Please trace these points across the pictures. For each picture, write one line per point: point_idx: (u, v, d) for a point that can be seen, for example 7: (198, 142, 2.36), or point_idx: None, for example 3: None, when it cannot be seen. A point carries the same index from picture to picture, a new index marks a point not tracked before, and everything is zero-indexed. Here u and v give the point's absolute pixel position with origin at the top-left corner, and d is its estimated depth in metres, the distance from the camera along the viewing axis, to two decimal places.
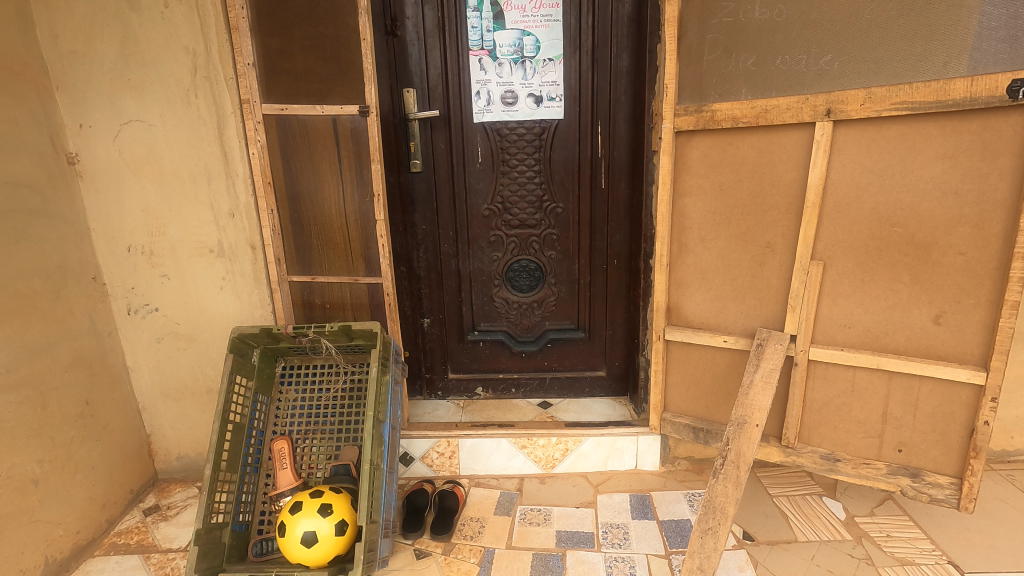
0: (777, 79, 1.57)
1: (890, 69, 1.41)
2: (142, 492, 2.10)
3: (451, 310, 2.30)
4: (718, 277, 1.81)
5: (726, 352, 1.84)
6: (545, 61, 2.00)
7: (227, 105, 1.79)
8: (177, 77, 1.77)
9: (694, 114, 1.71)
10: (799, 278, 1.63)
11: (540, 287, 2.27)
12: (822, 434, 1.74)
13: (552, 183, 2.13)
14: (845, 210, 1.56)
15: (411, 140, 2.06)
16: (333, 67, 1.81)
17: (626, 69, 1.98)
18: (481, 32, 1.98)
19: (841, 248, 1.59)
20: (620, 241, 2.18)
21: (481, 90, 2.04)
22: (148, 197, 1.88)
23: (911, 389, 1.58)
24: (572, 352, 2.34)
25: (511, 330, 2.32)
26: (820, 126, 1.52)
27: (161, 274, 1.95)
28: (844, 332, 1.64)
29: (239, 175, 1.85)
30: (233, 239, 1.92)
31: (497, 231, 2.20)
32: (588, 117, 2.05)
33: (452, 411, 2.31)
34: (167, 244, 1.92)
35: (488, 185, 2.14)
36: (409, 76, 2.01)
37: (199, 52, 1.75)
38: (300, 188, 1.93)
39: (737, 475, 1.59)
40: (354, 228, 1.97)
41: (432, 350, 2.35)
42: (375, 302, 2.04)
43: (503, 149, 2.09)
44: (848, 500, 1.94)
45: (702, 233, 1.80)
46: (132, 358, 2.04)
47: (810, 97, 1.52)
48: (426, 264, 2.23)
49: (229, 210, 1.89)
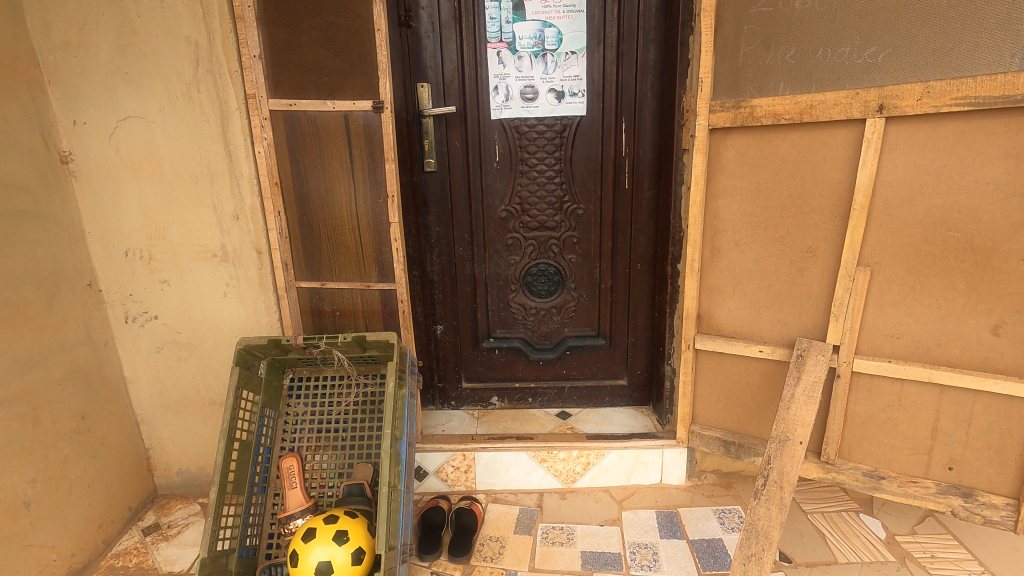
0: (821, 73, 1.47)
1: (950, 62, 1.31)
2: (140, 509, 1.99)
3: (466, 316, 2.18)
4: (752, 283, 1.71)
5: (761, 363, 1.75)
6: (568, 54, 1.89)
7: (232, 100, 1.68)
8: (177, 70, 1.66)
9: (731, 111, 1.61)
10: (843, 284, 1.54)
11: (559, 292, 2.15)
12: (865, 450, 1.64)
13: (574, 183, 2.02)
14: (895, 213, 1.46)
15: (425, 138, 1.96)
16: (344, 59, 1.67)
17: (654, 63, 1.88)
18: (500, 24, 1.87)
19: (890, 253, 1.49)
20: (644, 244, 2.07)
21: (499, 85, 1.93)
22: (147, 198, 1.77)
23: (965, 404, 1.49)
24: (592, 360, 2.23)
25: (527, 337, 2.21)
26: (870, 123, 1.42)
27: (161, 280, 1.85)
28: (891, 343, 1.54)
29: (245, 175, 1.74)
30: (238, 243, 1.81)
31: (514, 233, 2.09)
32: (612, 113, 1.94)
33: (467, 422, 2.20)
34: (167, 249, 1.82)
35: (506, 185, 2.03)
36: (423, 70, 1.91)
37: (202, 44, 1.63)
38: (309, 188, 1.78)
39: (781, 497, 1.48)
40: (366, 232, 1.81)
41: (445, 358, 2.23)
42: (388, 310, 1.88)
43: (522, 147, 1.98)
44: (885, 518, 1.84)
45: (736, 236, 1.71)
46: (130, 368, 1.94)
47: (860, 92, 1.42)
48: (440, 268, 2.12)
49: (233, 212, 1.78)
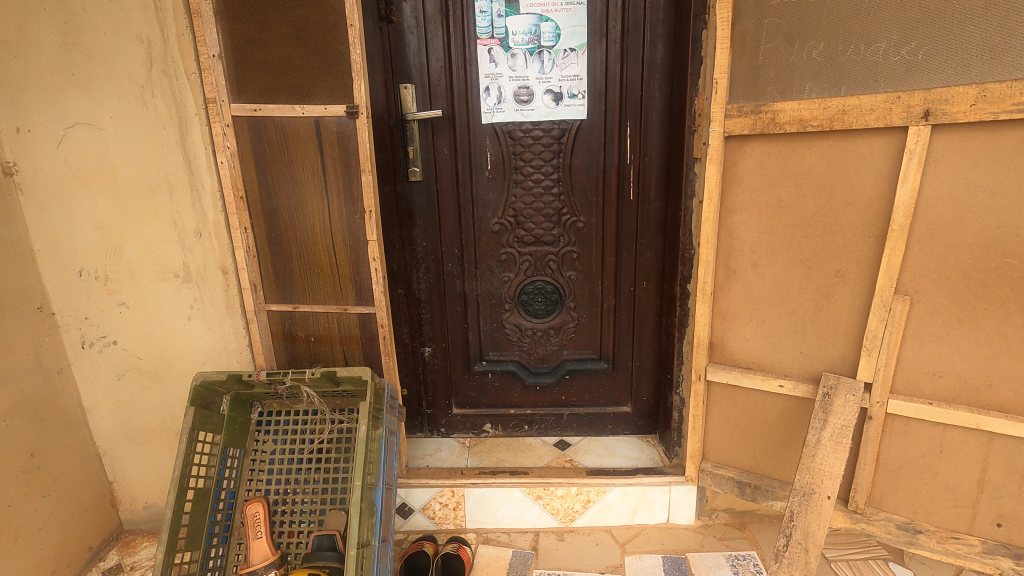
0: (855, 74, 1.28)
1: (1010, 61, 1.11)
2: (102, 548, 1.84)
3: (456, 337, 2.01)
4: (772, 309, 1.52)
5: (781, 398, 1.56)
6: (567, 52, 1.71)
7: (191, 105, 1.51)
8: (129, 72, 1.48)
9: (750, 116, 1.41)
10: (878, 315, 1.35)
11: (557, 312, 1.97)
12: (899, 499, 1.45)
13: (573, 193, 1.84)
14: (940, 235, 1.26)
15: (410, 145, 1.78)
16: (315, 59, 1.49)
17: (662, 61, 1.69)
18: (491, 18, 1.69)
19: (934, 281, 1.29)
20: (651, 260, 1.88)
21: (491, 85, 1.74)
22: (101, 214, 1.60)
23: (1017, 453, 1.30)
24: (593, 385, 2.05)
25: (523, 360, 2.03)
26: (913, 132, 1.23)
27: (119, 302, 1.68)
28: (932, 382, 1.35)
29: (207, 188, 1.57)
30: (201, 262, 1.64)
31: (508, 248, 1.91)
32: (616, 116, 1.75)
33: (457, 452, 2.03)
34: (125, 268, 1.65)
35: (499, 196, 1.85)
36: (407, 69, 1.73)
37: (156, 42, 1.46)
38: (278, 203, 1.61)
39: (806, 560, 1.32)
40: (342, 251, 1.63)
41: (434, 382, 2.06)
42: (368, 335, 1.71)
43: (516, 155, 1.80)
44: (918, 568, 1.65)
45: (754, 256, 1.52)
46: (88, 397, 1.78)
47: (901, 96, 1.22)
48: (427, 286, 1.95)
49: (196, 229, 1.61)
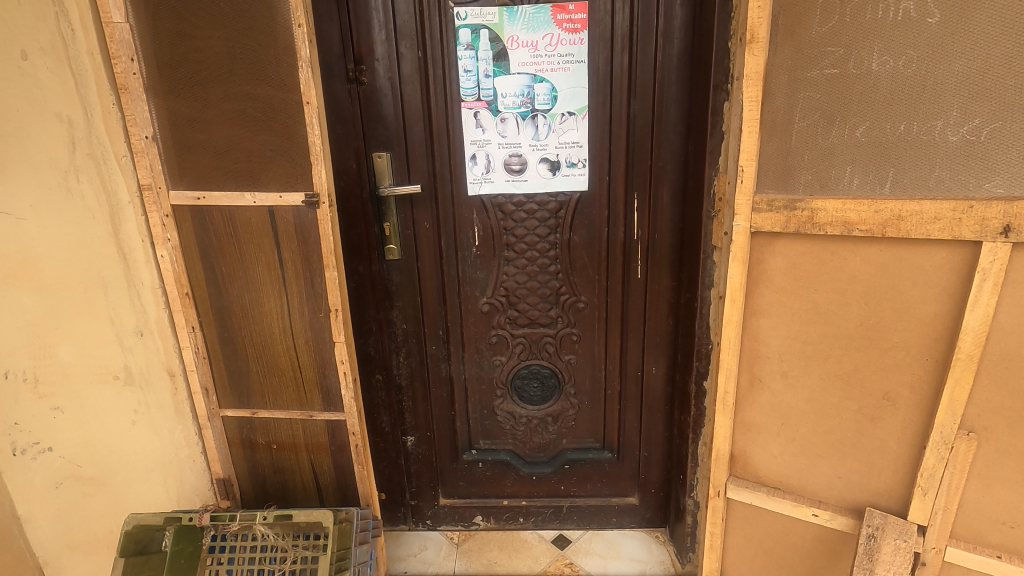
0: (913, 171, 1.05)
1: None
2: None
3: (442, 425, 1.79)
4: (804, 427, 1.31)
5: (814, 526, 1.35)
6: (564, 116, 1.48)
7: (123, 193, 1.31)
8: (49, 156, 1.24)
9: (783, 212, 1.19)
10: (936, 453, 1.13)
11: (555, 398, 1.75)
12: None
13: (572, 272, 1.61)
14: (1017, 369, 1.04)
15: (386, 221, 1.56)
16: (266, 140, 1.26)
17: (674, 126, 1.45)
18: (477, 78, 1.46)
19: (1006, 419, 1.07)
20: (660, 344, 1.67)
21: (477, 153, 1.52)
22: (26, 311, 1.32)
23: None
24: (596, 475, 1.83)
25: (517, 449, 1.82)
26: (988, 250, 1.00)
27: (53, 406, 1.40)
28: (999, 532, 1.14)
29: (146, 282, 1.38)
30: (145, 363, 1.43)
31: (499, 330, 1.69)
32: (621, 188, 1.52)
33: (444, 551, 1.83)
34: (58, 370, 1.38)
35: (488, 274, 1.63)
36: (381, 136, 1.50)
37: (78, 123, 1.24)
38: (230, 299, 1.40)
39: None
40: (305, 352, 1.42)
41: (417, 472, 1.84)
42: (337, 442, 1.50)
43: (507, 230, 1.58)
44: None
45: (784, 366, 1.30)
46: (24, 510, 1.45)
47: (974, 206, 1.00)
48: (409, 371, 1.73)
49: (136, 328, 1.40)
